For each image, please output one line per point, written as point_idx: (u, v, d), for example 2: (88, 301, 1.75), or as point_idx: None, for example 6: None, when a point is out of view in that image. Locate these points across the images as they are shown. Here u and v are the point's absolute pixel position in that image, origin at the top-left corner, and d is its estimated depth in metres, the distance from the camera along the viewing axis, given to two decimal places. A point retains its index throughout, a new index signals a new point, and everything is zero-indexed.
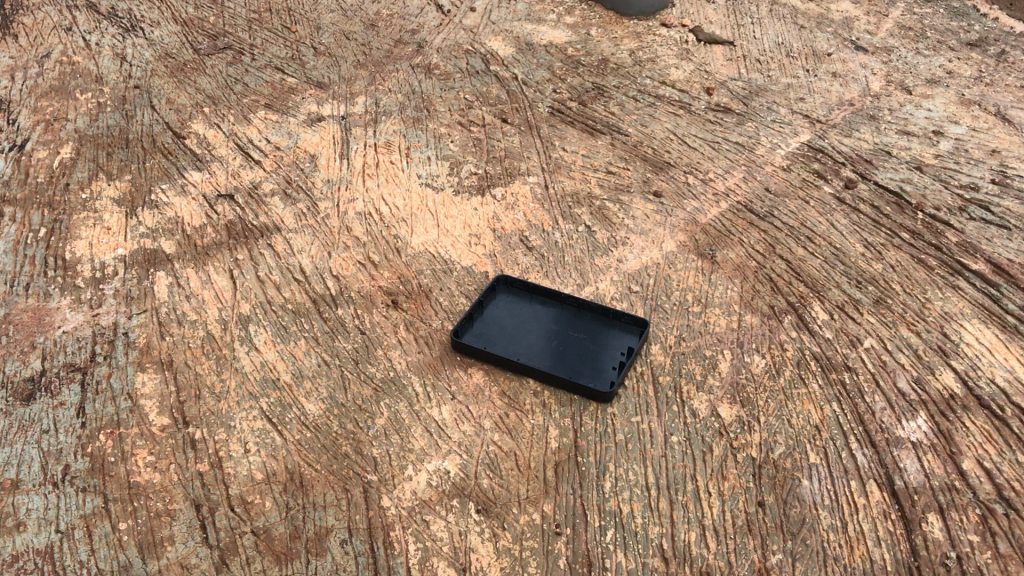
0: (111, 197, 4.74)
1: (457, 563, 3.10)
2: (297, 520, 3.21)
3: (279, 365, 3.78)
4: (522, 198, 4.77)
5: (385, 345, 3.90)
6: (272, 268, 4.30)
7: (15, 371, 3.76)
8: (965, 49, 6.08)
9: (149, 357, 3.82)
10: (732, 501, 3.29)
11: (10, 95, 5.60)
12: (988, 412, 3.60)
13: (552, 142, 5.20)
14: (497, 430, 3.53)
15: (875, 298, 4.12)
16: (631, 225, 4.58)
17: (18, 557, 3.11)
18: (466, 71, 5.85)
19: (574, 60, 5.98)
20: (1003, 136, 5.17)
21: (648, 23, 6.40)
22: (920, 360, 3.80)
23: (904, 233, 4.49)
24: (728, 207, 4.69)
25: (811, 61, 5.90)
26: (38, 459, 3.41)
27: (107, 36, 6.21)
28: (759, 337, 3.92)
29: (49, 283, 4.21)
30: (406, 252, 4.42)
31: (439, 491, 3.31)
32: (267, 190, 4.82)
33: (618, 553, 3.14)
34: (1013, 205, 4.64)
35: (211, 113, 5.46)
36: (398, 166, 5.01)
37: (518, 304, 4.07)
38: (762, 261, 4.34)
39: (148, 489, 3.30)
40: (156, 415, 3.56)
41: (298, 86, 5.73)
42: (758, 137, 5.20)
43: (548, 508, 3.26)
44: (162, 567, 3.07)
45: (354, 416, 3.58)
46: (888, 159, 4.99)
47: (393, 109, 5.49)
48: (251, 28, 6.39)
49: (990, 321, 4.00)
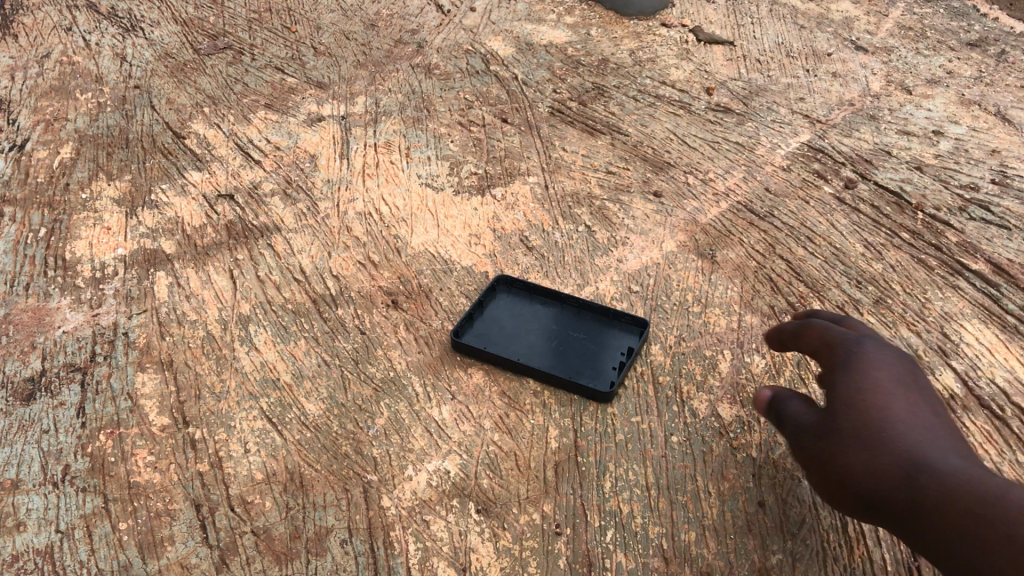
0: (111, 197, 4.73)
1: (457, 563, 3.10)
2: (297, 520, 3.21)
3: (279, 365, 3.79)
4: (523, 198, 4.77)
5: (385, 345, 3.90)
6: (272, 267, 4.30)
7: (15, 371, 3.76)
8: (965, 49, 6.08)
9: (150, 357, 3.82)
10: (732, 501, 3.29)
11: (10, 95, 5.59)
12: (988, 412, 3.60)
13: (552, 142, 5.20)
14: (497, 431, 3.53)
15: (875, 298, 4.12)
16: (631, 225, 4.58)
17: (18, 558, 3.10)
18: (466, 71, 5.86)
19: (573, 60, 5.99)
20: (1004, 136, 5.17)
21: (649, 23, 6.41)
22: (920, 360, 3.81)
23: (905, 233, 4.48)
24: (728, 207, 4.69)
25: (811, 61, 5.90)
26: (38, 459, 3.41)
27: (108, 36, 6.21)
28: (760, 337, 3.92)
29: (49, 283, 4.21)
30: (406, 252, 4.42)
31: (439, 491, 3.31)
32: (267, 190, 4.82)
33: (618, 553, 3.14)
34: (1014, 205, 4.64)
35: (212, 113, 5.46)
36: (399, 166, 5.01)
37: (519, 305, 4.07)
38: (762, 261, 4.34)
39: (148, 489, 3.29)
40: (156, 415, 3.56)
41: (298, 86, 5.73)
42: (758, 137, 5.20)
43: (548, 508, 3.26)
44: (162, 567, 3.07)
45: (355, 416, 3.58)
46: (888, 159, 4.99)
47: (393, 109, 5.49)
48: (252, 28, 6.40)
49: (990, 321, 4.00)
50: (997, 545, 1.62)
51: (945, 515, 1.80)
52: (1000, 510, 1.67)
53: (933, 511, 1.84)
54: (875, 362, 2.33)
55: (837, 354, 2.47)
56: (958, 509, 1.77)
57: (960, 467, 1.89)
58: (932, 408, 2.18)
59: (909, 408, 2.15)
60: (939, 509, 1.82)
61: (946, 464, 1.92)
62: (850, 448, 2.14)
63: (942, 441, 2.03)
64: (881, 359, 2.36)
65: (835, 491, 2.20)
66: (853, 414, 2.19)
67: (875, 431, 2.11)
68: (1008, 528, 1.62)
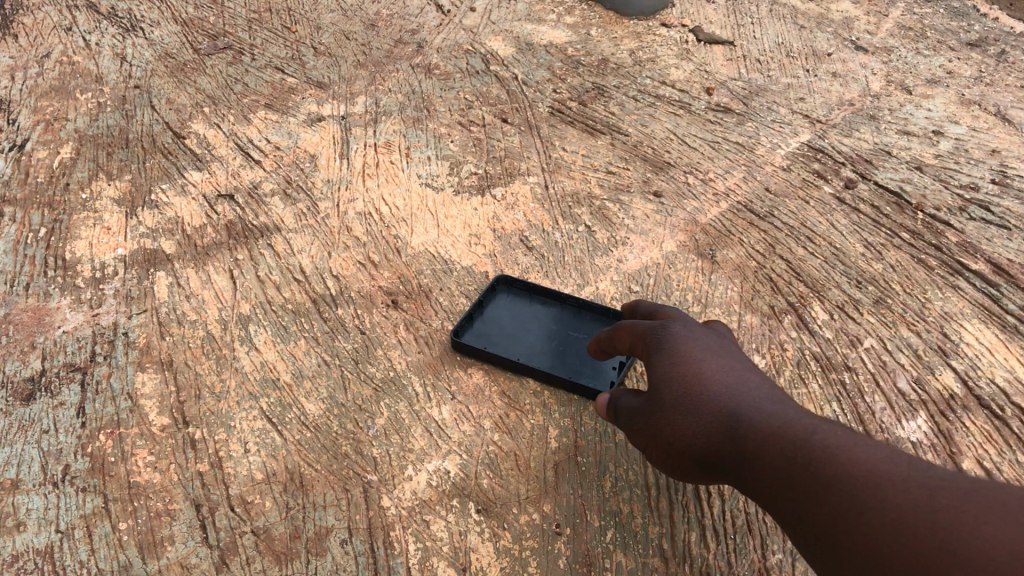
0: (111, 197, 4.73)
1: (457, 563, 3.10)
2: (297, 520, 3.21)
3: (279, 365, 3.79)
4: (523, 198, 4.77)
5: (385, 345, 3.90)
6: (272, 267, 4.30)
7: (15, 371, 3.75)
8: (965, 49, 6.08)
9: (149, 357, 3.82)
10: (732, 501, 3.29)
11: (10, 95, 5.59)
12: (988, 412, 3.60)
13: (551, 142, 5.20)
14: (497, 431, 3.53)
15: (875, 298, 4.12)
16: (631, 225, 4.58)
17: (18, 558, 3.10)
18: (466, 71, 5.86)
19: (573, 60, 5.99)
20: (1004, 136, 5.17)
21: (649, 23, 6.41)
22: (920, 360, 3.80)
23: (904, 233, 4.48)
24: (728, 207, 4.69)
25: (811, 61, 5.90)
26: (38, 459, 3.41)
27: (108, 36, 6.21)
28: (759, 338, 3.92)
29: (49, 283, 4.20)
30: (406, 252, 4.42)
31: (439, 491, 3.31)
32: (267, 190, 4.82)
33: (618, 553, 3.14)
34: (1013, 205, 4.64)
35: (212, 113, 5.46)
36: (399, 165, 5.01)
37: (519, 305, 4.07)
38: (762, 261, 4.34)
39: (148, 489, 3.29)
40: (156, 415, 3.56)
41: (298, 86, 5.73)
42: (758, 137, 5.20)
43: (548, 508, 3.26)
44: (162, 567, 3.07)
45: (354, 416, 3.58)
46: (888, 159, 4.99)
47: (393, 109, 5.49)
48: (252, 28, 6.40)
49: (990, 321, 4.00)
50: (808, 486, 1.69)
51: (763, 467, 1.87)
52: (809, 452, 1.76)
53: (753, 464, 1.91)
54: (683, 338, 2.42)
55: (649, 341, 2.53)
56: (771, 457, 1.85)
57: (768, 414, 1.99)
58: (741, 364, 2.30)
59: (718, 369, 2.25)
60: (756, 464, 1.90)
61: (755, 414, 2.01)
62: (677, 420, 2.20)
63: (751, 392, 2.13)
64: (689, 332, 2.46)
65: (675, 464, 2.25)
66: (674, 388, 2.25)
67: (693, 398, 2.18)
68: (819, 468, 1.70)
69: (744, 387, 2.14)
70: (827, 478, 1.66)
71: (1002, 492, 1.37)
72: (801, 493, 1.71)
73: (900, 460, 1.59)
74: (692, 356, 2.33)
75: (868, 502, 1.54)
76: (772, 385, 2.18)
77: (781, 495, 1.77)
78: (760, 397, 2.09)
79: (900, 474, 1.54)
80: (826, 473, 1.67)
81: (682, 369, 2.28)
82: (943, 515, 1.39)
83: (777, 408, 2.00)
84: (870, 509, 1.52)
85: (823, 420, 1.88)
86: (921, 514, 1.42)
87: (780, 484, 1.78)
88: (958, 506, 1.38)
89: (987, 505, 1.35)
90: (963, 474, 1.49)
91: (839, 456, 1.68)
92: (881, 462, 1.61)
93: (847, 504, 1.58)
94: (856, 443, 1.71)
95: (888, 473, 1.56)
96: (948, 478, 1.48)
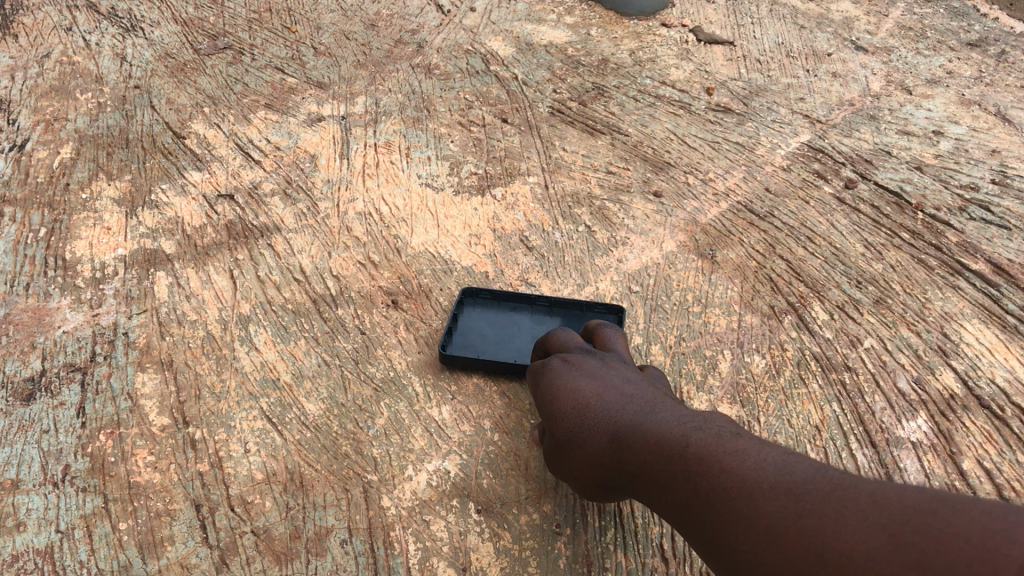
0: (111, 197, 4.73)
1: (457, 563, 3.09)
2: (297, 520, 3.20)
3: (279, 365, 3.79)
4: (522, 198, 4.77)
5: (385, 345, 3.90)
6: (272, 267, 4.30)
7: (14, 371, 3.75)
8: (965, 49, 6.08)
9: (149, 357, 3.81)
10: None
11: (10, 95, 5.59)
12: (987, 412, 3.60)
13: (551, 142, 5.20)
14: (497, 430, 3.54)
15: (875, 298, 4.12)
16: (631, 225, 4.58)
17: (18, 558, 3.10)
18: (466, 71, 5.86)
19: (573, 59, 5.99)
20: (1004, 136, 5.16)
21: (649, 23, 6.42)
22: (920, 360, 3.80)
23: (904, 233, 4.48)
24: (728, 207, 4.69)
25: (811, 61, 5.91)
26: (38, 459, 3.41)
27: (107, 36, 6.22)
28: (759, 337, 3.92)
29: (49, 283, 4.20)
30: (406, 252, 4.42)
31: (439, 491, 3.31)
32: (267, 190, 4.81)
33: (618, 553, 3.15)
34: (1013, 205, 4.64)
35: (212, 113, 5.46)
36: (399, 165, 5.01)
37: (489, 313, 3.96)
38: (762, 261, 4.34)
39: (148, 489, 3.29)
40: (156, 415, 3.56)
41: (298, 86, 5.73)
42: (758, 137, 5.21)
43: (548, 508, 3.25)
44: (162, 567, 3.07)
45: (355, 416, 3.58)
46: (888, 159, 4.99)
47: (393, 109, 5.49)
48: (252, 28, 6.41)
49: (989, 322, 4.00)
50: (693, 499, 1.73)
51: (656, 484, 1.95)
52: (690, 465, 1.81)
53: (648, 480, 2.01)
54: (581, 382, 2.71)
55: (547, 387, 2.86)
56: (658, 475, 1.94)
57: (650, 430, 2.12)
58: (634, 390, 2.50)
59: (603, 400, 2.51)
60: (649, 481, 2.00)
61: (640, 431, 2.17)
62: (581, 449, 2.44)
63: (641, 414, 2.28)
64: (573, 374, 2.80)
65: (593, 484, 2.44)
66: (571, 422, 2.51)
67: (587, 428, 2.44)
68: (702, 480, 1.74)
69: (625, 408, 2.36)
70: (704, 491, 1.70)
71: (851, 490, 1.38)
72: (688, 506, 1.75)
73: (764, 464, 1.62)
74: (579, 396, 2.64)
75: (743, 508, 1.56)
76: (654, 399, 2.40)
77: (676, 511, 1.82)
78: (640, 414, 2.27)
79: (768, 481, 1.56)
80: (703, 484, 1.72)
81: (572, 411, 2.60)
82: (806, 519, 1.39)
83: (656, 423, 2.15)
84: (743, 519, 1.54)
85: (698, 426, 1.99)
86: (785, 518, 1.44)
87: (668, 499, 1.86)
88: (817, 510, 1.39)
89: (840, 507, 1.35)
90: (824, 471, 1.51)
91: (713, 465, 1.73)
92: (749, 468, 1.64)
93: (725, 514, 1.60)
94: (725, 449, 1.76)
95: (757, 481, 1.59)
96: (808, 481, 1.49)
